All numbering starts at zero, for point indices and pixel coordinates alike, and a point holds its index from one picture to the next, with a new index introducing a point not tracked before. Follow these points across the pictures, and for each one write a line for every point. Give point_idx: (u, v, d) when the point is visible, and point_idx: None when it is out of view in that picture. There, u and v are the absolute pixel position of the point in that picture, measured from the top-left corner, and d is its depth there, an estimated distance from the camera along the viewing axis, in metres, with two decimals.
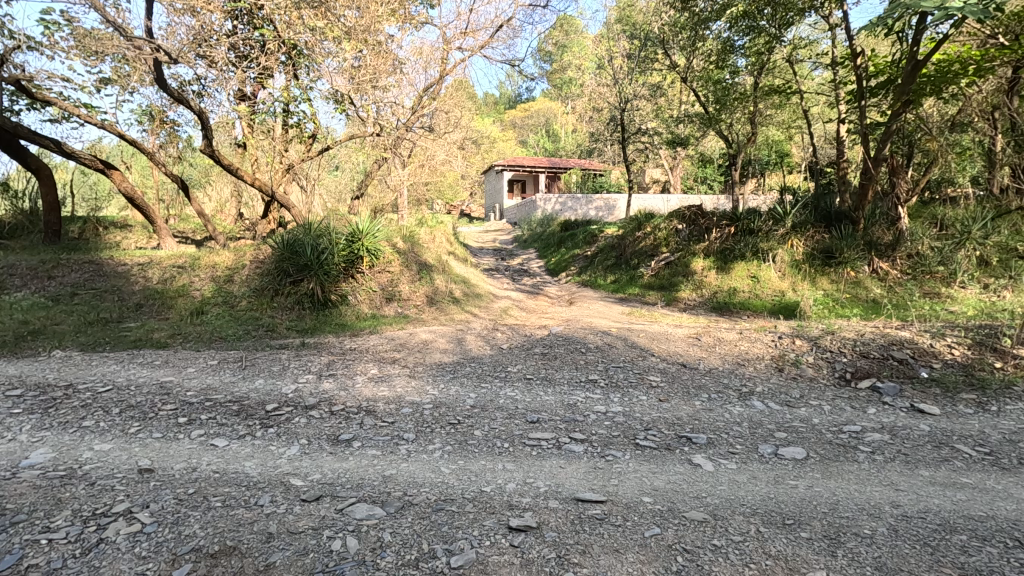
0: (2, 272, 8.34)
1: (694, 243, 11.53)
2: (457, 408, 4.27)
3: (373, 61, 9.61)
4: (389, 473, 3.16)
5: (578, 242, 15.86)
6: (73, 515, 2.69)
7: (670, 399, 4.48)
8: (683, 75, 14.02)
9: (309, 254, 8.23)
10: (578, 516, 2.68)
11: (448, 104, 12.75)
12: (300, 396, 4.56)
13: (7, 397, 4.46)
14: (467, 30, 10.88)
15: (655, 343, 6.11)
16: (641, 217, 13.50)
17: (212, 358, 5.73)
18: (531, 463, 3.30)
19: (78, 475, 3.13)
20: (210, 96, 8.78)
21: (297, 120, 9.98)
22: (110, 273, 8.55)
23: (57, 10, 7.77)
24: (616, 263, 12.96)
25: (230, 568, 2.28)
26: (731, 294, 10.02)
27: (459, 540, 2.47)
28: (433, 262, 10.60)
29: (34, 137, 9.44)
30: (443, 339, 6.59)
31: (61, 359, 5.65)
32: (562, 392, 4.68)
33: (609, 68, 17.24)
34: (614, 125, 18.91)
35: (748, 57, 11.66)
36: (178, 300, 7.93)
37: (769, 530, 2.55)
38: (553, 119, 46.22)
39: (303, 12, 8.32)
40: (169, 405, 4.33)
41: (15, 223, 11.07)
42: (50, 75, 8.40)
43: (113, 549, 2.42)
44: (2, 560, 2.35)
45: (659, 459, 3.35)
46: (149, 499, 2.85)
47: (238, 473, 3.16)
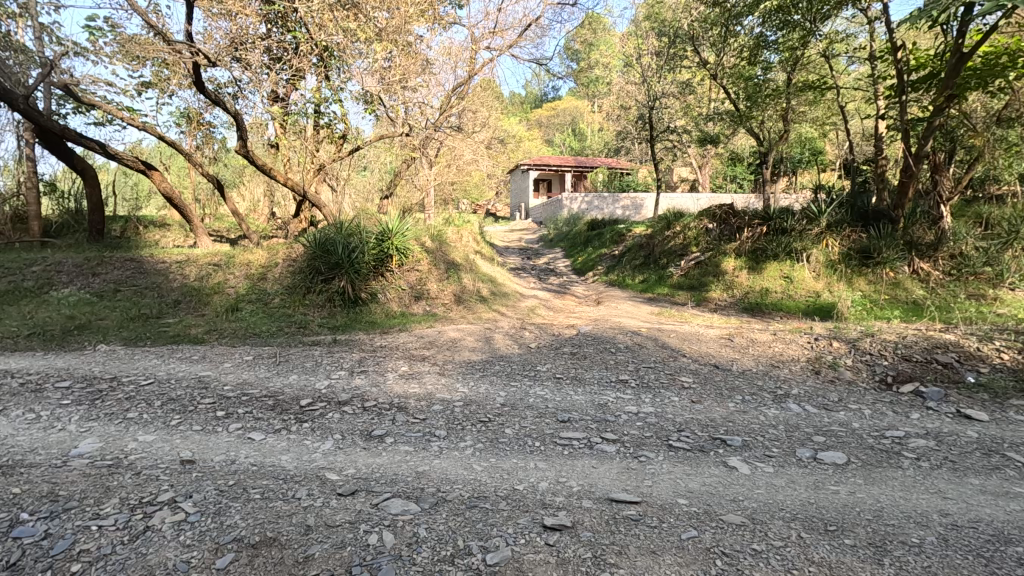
0: (51, 269, 8.69)
1: (724, 243, 11.34)
2: (487, 407, 4.27)
3: (402, 61, 9.71)
4: (422, 469, 3.19)
5: (605, 242, 15.74)
6: (121, 503, 2.78)
7: (703, 401, 4.42)
8: (713, 72, 13.73)
9: (340, 253, 8.35)
10: (613, 516, 2.66)
11: (475, 103, 12.79)
12: (333, 392, 4.64)
13: (56, 388, 4.64)
14: (496, 30, 10.95)
15: (686, 344, 6.03)
16: (670, 216, 13.34)
17: (248, 354, 5.87)
18: (563, 462, 3.29)
19: (124, 464, 3.25)
20: (245, 98, 9.00)
21: (328, 121, 10.16)
22: (150, 270, 8.83)
23: (102, 17, 8.06)
24: (644, 263, 12.82)
25: (270, 559, 2.33)
26: (763, 294, 9.82)
27: (495, 537, 2.48)
28: (460, 261, 10.65)
29: (80, 139, 9.82)
30: (471, 337, 6.59)
31: (105, 352, 5.85)
32: (593, 391, 4.64)
33: (637, 66, 17.13)
34: (642, 123, 18.75)
35: (781, 52, 11.42)
36: (214, 296, 8.13)
37: (811, 536, 2.49)
38: (580, 119, 46.08)
39: (335, 14, 8.46)
40: (208, 399, 4.45)
41: (62, 223, 11.54)
42: (96, 79, 8.72)
43: (159, 537, 2.50)
44: (56, 545, 2.46)
45: (694, 461, 3.31)
46: (192, 489, 2.94)
47: (275, 467, 3.23)
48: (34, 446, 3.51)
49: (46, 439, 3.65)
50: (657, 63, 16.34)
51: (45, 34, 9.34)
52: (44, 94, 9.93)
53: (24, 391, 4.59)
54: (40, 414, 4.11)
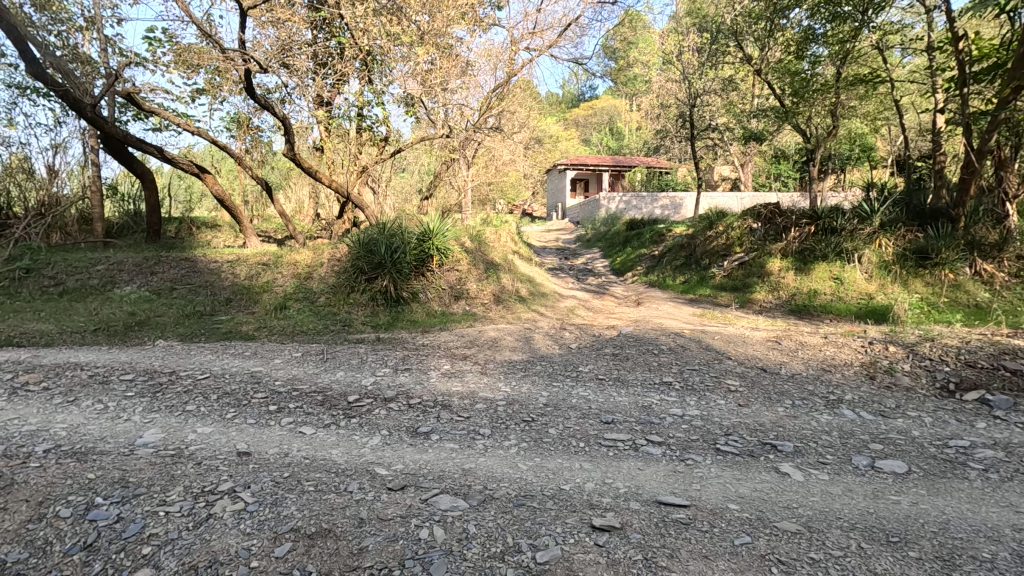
0: (113, 268, 9.16)
1: (770, 243, 11.04)
2: (530, 406, 4.29)
3: (443, 64, 9.85)
4: (468, 467, 3.22)
5: (645, 242, 15.53)
6: (185, 492, 2.92)
7: (751, 404, 4.31)
8: (757, 67, 13.35)
9: (383, 253, 8.52)
10: (661, 519, 2.63)
11: (514, 104, 12.83)
12: (379, 389, 4.75)
13: (122, 380, 4.92)
14: (536, 30, 10.99)
15: (731, 346, 5.91)
16: (712, 216, 13.06)
17: (297, 351, 6.07)
18: (609, 463, 3.27)
19: (186, 454, 3.41)
20: (292, 103, 9.29)
21: (370, 124, 10.37)
22: (204, 269, 9.21)
23: (161, 28, 8.47)
24: (685, 263, 12.59)
25: (326, 549, 2.41)
26: (811, 296, 9.50)
27: (544, 535, 2.49)
28: (499, 261, 10.72)
29: (140, 144, 10.34)
30: (511, 337, 6.62)
31: (164, 348, 6.15)
32: (636, 393, 4.60)
33: (677, 64, 16.86)
34: (682, 121, 18.40)
35: (830, 45, 11.01)
36: (263, 295, 8.43)
37: (872, 546, 2.41)
38: (617, 118, 45.67)
39: (378, 19, 8.64)
40: (261, 393, 4.62)
41: (123, 224, 12.21)
42: (155, 87, 9.18)
43: (221, 525, 2.61)
44: (128, 528, 2.61)
45: (743, 466, 3.24)
46: (249, 480, 3.06)
47: (326, 460, 3.33)
48: (104, 435, 3.73)
49: (115, 428, 3.87)
50: (698, 60, 15.86)
51: (110, 45, 9.89)
52: (108, 102, 10.51)
53: (92, 383, 4.87)
54: (108, 404, 4.36)
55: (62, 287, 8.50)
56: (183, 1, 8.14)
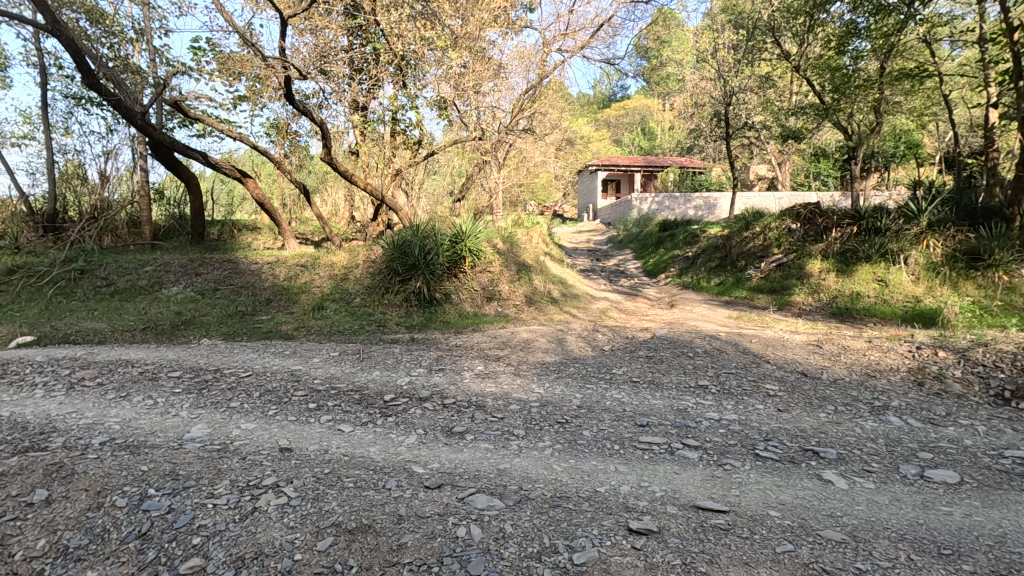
0: (160, 269, 9.53)
1: (810, 244, 10.75)
2: (564, 408, 4.29)
3: (476, 67, 9.97)
4: (504, 467, 3.24)
5: (678, 242, 15.30)
6: (231, 485, 3.03)
7: (791, 409, 4.21)
8: (795, 63, 13.01)
9: (416, 254, 8.63)
10: (700, 524, 2.60)
11: (546, 105, 12.85)
12: (414, 388, 4.81)
13: (169, 377, 5.12)
14: (567, 31, 11.02)
15: (770, 350, 5.77)
16: (749, 216, 12.79)
17: (334, 350, 6.21)
18: (644, 466, 3.25)
19: (231, 449, 3.54)
20: (329, 108, 9.52)
21: (404, 128, 10.53)
22: (245, 270, 9.52)
23: (204, 38, 8.80)
24: (720, 265, 12.34)
25: (367, 544, 2.47)
26: (854, 298, 9.19)
27: (581, 537, 2.49)
28: (531, 262, 10.74)
29: (185, 150, 10.74)
30: (544, 338, 6.64)
31: (209, 346, 6.39)
32: (671, 396, 4.54)
33: (711, 61, 16.55)
34: (716, 120, 18.02)
35: (873, 39, 10.66)
36: (302, 295, 8.66)
37: (922, 559, 2.33)
38: (649, 118, 45.16)
39: (412, 24, 8.80)
40: (300, 391, 4.75)
41: (169, 227, 12.68)
42: (199, 95, 9.53)
43: (266, 518, 2.70)
44: (179, 519, 2.73)
45: (784, 472, 3.16)
46: (292, 475, 3.15)
47: (365, 458, 3.40)
48: (154, 429, 3.89)
49: (164, 423, 4.04)
50: (734, 58, 15.57)
51: (157, 56, 10.33)
52: (156, 111, 10.97)
53: (142, 378, 5.11)
54: (157, 400, 4.56)
55: (113, 287, 8.92)
56: (225, 12, 8.44)
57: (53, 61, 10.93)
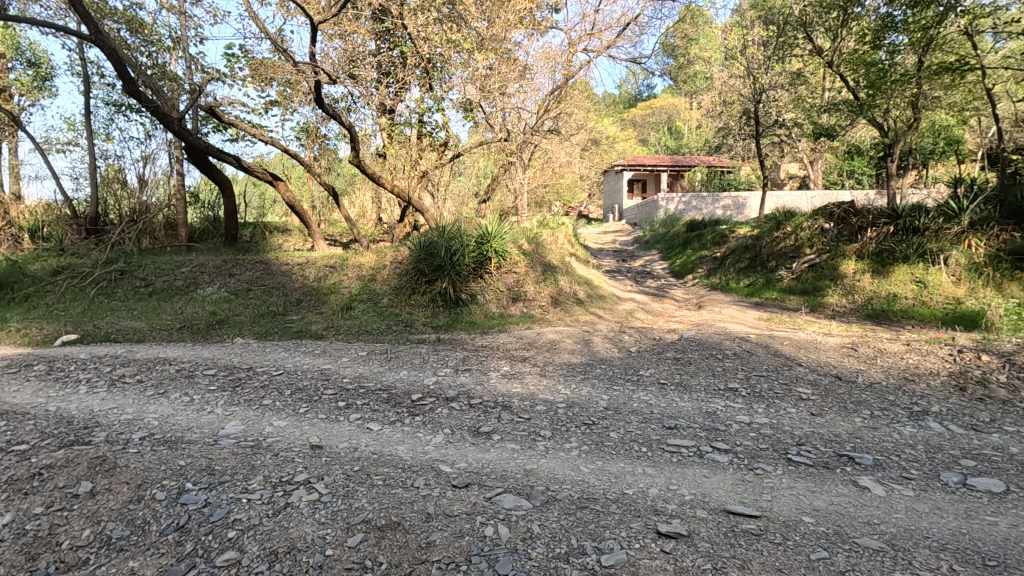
0: (196, 270, 9.82)
1: (844, 244, 10.47)
2: (591, 409, 4.27)
3: (502, 68, 10.01)
4: (531, 467, 3.25)
5: (706, 243, 15.08)
6: (265, 481, 3.10)
7: (825, 413, 4.10)
8: (828, 59, 12.70)
9: (443, 255, 8.70)
10: (730, 528, 2.56)
11: (571, 105, 12.84)
12: (441, 388, 4.85)
13: (205, 375, 5.28)
14: (593, 31, 11.00)
15: (802, 352, 5.64)
16: (780, 215, 12.52)
17: (362, 350, 6.29)
18: (673, 469, 3.21)
19: (264, 446, 3.62)
20: (357, 112, 9.68)
21: (430, 130, 10.63)
22: (277, 271, 9.74)
23: (238, 45, 9.05)
24: (750, 265, 12.11)
25: (396, 541, 2.50)
26: (890, 300, 8.91)
27: (609, 539, 2.48)
28: (557, 263, 10.72)
29: (220, 154, 11.04)
30: (570, 339, 6.63)
31: (242, 345, 6.55)
32: (700, 399, 4.48)
33: (740, 59, 16.26)
34: (746, 118, 17.67)
35: (911, 32, 10.38)
36: (331, 296, 8.82)
37: (965, 570, 2.25)
38: (676, 117, 44.64)
39: (439, 27, 8.90)
40: (330, 390, 4.84)
41: (204, 229, 13.05)
42: (233, 101, 9.80)
43: (298, 513, 2.76)
44: (216, 512, 2.81)
45: (818, 477, 3.09)
46: (323, 472, 3.21)
47: (393, 456, 3.44)
48: (191, 425, 4.01)
49: (200, 419, 4.16)
50: (764, 54, 15.25)
51: (194, 63, 10.66)
52: (192, 117, 11.32)
53: (179, 376, 5.27)
54: (194, 397, 4.70)
55: (151, 288, 9.23)
56: (258, 19, 8.66)
57: (96, 70, 11.42)
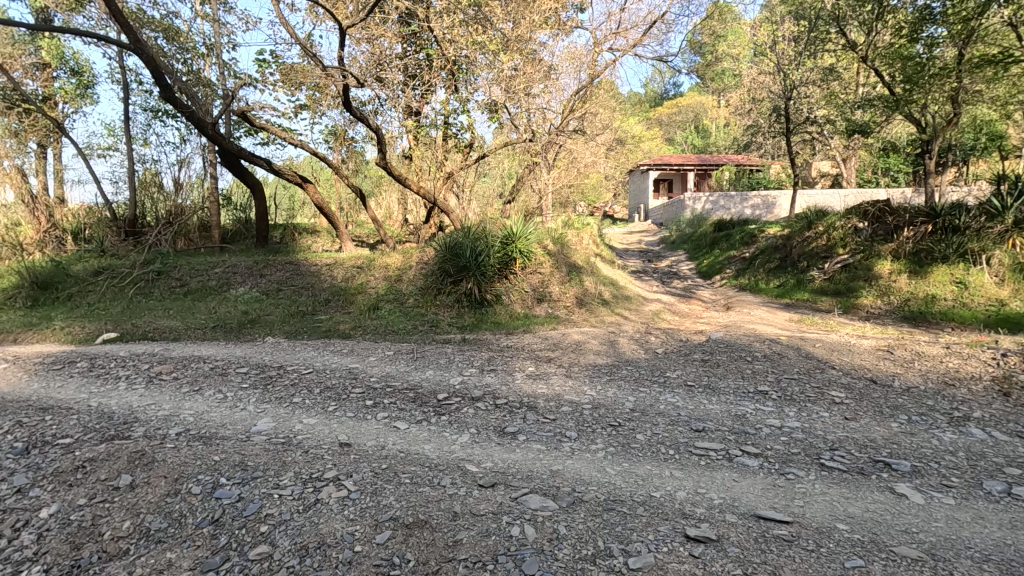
0: (229, 270, 10.08)
1: (879, 243, 10.17)
2: (617, 411, 4.24)
3: (527, 69, 10.02)
4: (556, 468, 3.24)
5: (734, 243, 14.81)
6: (295, 477, 3.17)
7: (859, 418, 3.99)
8: (862, 53, 12.34)
9: (468, 256, 8.75)
10: (761, 534, 2.51)
11: (597, 105, 12.77)
12: (467, 388, 4.88)
13: (237, 373, 5.41)
14: (619, 30, 10.93)
15: (835, 355, 5.50)
16: (811, 215, 12.23)
17: (389, 350, 6.37)
18: (701, 472, 3.17)
19: (294, 443, 3.70)
20: (384, 114, 9.79)
21: (455, 131, 10.70)
22: (306, 272, 9.93)
23: (269, 51, 9.25)
24: (780, 266, 11.85)
25: (424, 539, 2.53)
26: (929, 301, 8.62)
27: (636, 542, 2.46)
28: (582, 263, 10.67)
29: (251, 158, 11.31)
30: (595, 340, 6.59)
31: (273, 344, 6.70)
32: (729, 401, 4.40)
33: (769, 55, 15.94)
34: (776, 116, 17.32)
35: (950, 25, 10.06)
36: (358, 296, 8.95)
37: None
38: (704, 115, 44.01)
39: (465, 30, 8.95)
40: (358, 388, 4.91)
41: (236, 231, 13.37)
42: (264, 105, 10.02)
43: (328, 509, 2.81)
44: (249, 507, 2.88)
45: (852, 483, 3.01)
46: (351, 469, 3.26)
47: (420, 455, 3.48)
48: (225, 422, 4.12)
49: (233, 416, 4.27)
50: (794, 50, 14.91)
51: (226, 69, 10.94)
52: (225, 121, 11.62)
53: (213, 374, 5.42)
54: (227, 394, 4.83)
55: (186, 288, 9.51)
56: (288, 25, 8.85)
57: (135, 77, 11.82)
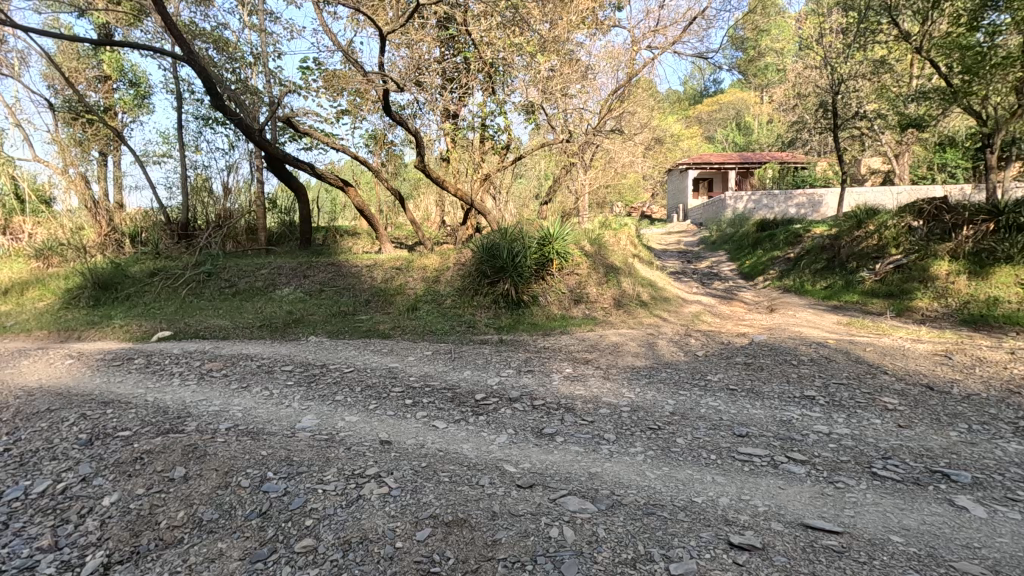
0: (274, 272, 10.42)
1: (935, 243, 9.71)
2: (656, 414, 4.18)
3: (564, 70, 10.00)
4: (595, 471, 3.22)
5: (779, 243, 14.36)
6: (338, 473, 3.25)
7: (914, 426, 3.81)
8: (917, 44, 11.79)
9: (505, 257, 8.78)
10: (809, 543, 2.43)
11: (635, 104, 12.62)
12: (504, 388, 4.91)
13: (283, 370, 5.59)
14: (657, 28, 10.78)
15: (887, 360, 5.26)
16: (861, 213, 11.74)
17: (427, 350, 6.46)
18: (745, 479, 3.09)
19: (337, 439, 3.79)
20: (422, 118, 9.94)
21: (492, 133, 10.77)
22: (347, 273, 10.17)
23: (312, 58, 9.53)
24: (827, 266, 11.43)
25: (463, 538, 2.55)
26: (990, 304, 8.15)
27: (678, 547, 2.42)
28: (620, 264, 10.55)
29: (296, 162, 11.67)
30: (634, 342, 6.50)
31: (316, 343, 6.89)
32: (773, 406, 4.27)
33: (815, 49, 15.46)
34: (823, 112, 16.77)
35: (1013, 12, 9.50)
36: (397, 297, 9.11)
37: None
38: (745, 112, 42.96)
39: (502, 32, 9.01)
40: (397, 387, 5.00)
41: (281, 233, 13.82)
42: (307, 111, 10.33)
43: (370, 505, 2.87)
44: (294, 501, 2.97)
45: (907, 494, 2.87)
46: (392, 467, 3.32)
47: (458, 454, 3.51)
48: (271, 418, 4.27)
49: (279, 412, 4.42)
50: (843, 42, 14.37)
51: (272, 77, 11.32)
52: (271, 128, 12.03)
53: (260, 371, 5.62)
54: (273, 391, 4.99)
55: (235, 288, 9.89)
56: (330, 33, 9.09)
57: (188, 87, 12.36)
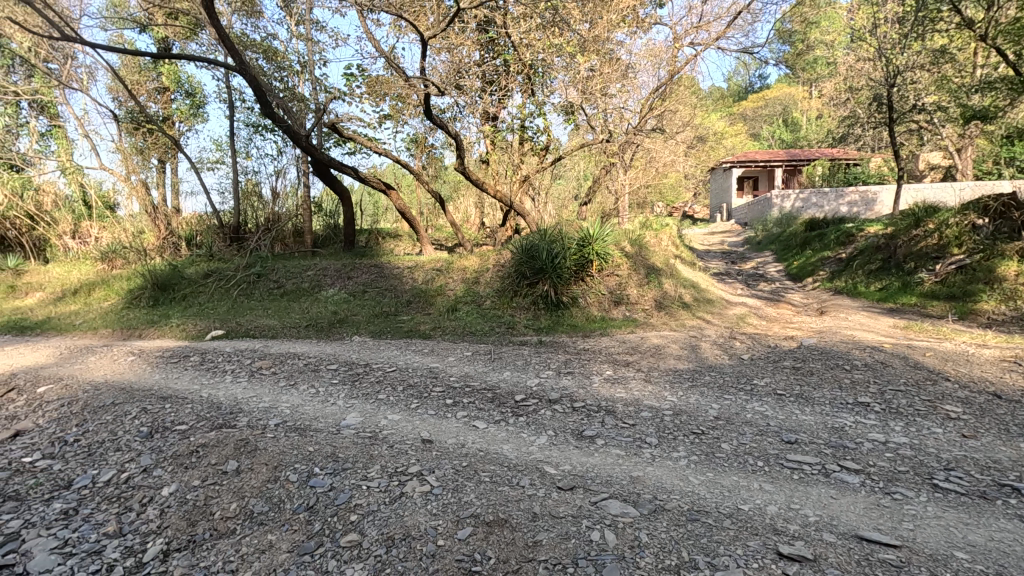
0: (319, 273, 10.74)
1: (1002, 242, 9.20)
2: (699, 418, 4.08)
3: (604, 69, 9.91)
4: (636, 475, 3.17)
5: (829, 243, 13.81)
6: (381, 470, 3.32)
7: (980, 436, 3.59)
8: (981, 32, 11.15)
9: (545, 258, 8.78)
10: (864, 557, 2.32)
11: (676, 102, 12.38)
12: (544, 390, 4.90)
13: (328, 369, 5.75)
14: (700, 24, 10.55)
15: (949, 366, 4.98)
16: (919, 211, 11.16)
17: (467, 350, 6.52)
18: (794, 487, 2.98)
19: (380, 437, 3.88)
20: (462, 121, 10.05)
21: (531, 134, 10.78)
22: (389, 274, 10.38)
23: (356, 65, 9.78)
24: (882, 267, 10.91)
25: (504, 538, 2.57)
26: None
27: (723, 556, 2.36)
28: (661, 265, 10.37)
29: (340, 167, 11.99)
30: (676, 344, 6.38)
31: (359, 343, 7.05)
32: (824, 412, 4.11)
33: (869, 40, 14.87)
34: (877, 105, 16.13)
35: None
36: (437, 298, 9.22)
37: None
38: (792, 108, 41.56)
39: (541, 34, 9.01)
40: (438, 388, 5.06)
41: (326, 235, 14.23)
42: (351, 117, 10.60)
43: (412, 503, 2.92)
44: (340, 496, 3.05)
45: (973, 509, 2.71)
46: (433, 466, 3.37)
47: (499, 454, 3.53)
48: (317, 415, 4.40)
49: (324, 410, 4.54)
50: (899, 32, 13.73)
51: (318, 84, 11.65)
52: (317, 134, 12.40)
53: (307, 369, 5.80)
54: (319, 389, 5.14)
55: (283, 289, 10.24)
56: (374, 39, 9.31)
57: (239, 96, 12.89)
